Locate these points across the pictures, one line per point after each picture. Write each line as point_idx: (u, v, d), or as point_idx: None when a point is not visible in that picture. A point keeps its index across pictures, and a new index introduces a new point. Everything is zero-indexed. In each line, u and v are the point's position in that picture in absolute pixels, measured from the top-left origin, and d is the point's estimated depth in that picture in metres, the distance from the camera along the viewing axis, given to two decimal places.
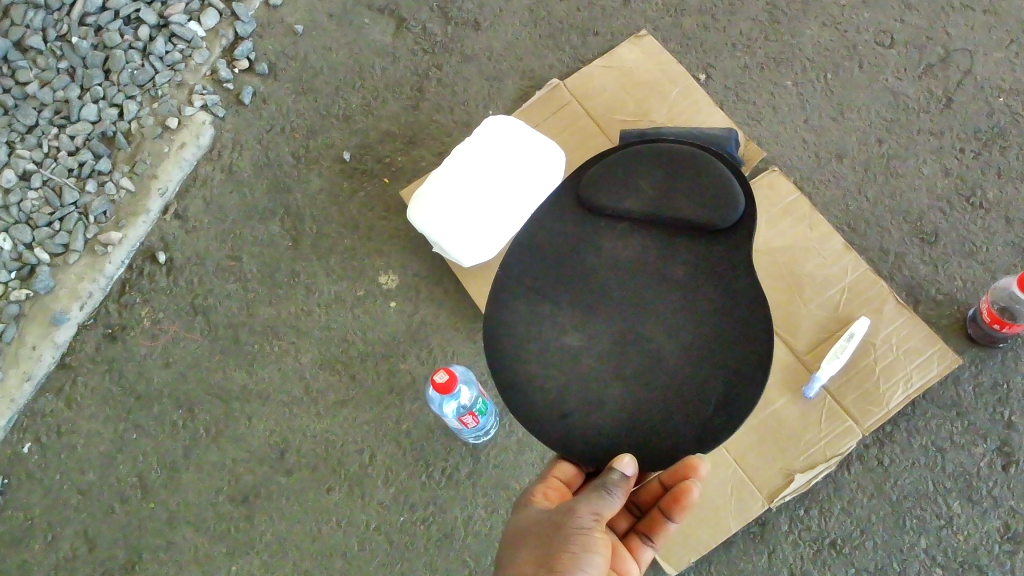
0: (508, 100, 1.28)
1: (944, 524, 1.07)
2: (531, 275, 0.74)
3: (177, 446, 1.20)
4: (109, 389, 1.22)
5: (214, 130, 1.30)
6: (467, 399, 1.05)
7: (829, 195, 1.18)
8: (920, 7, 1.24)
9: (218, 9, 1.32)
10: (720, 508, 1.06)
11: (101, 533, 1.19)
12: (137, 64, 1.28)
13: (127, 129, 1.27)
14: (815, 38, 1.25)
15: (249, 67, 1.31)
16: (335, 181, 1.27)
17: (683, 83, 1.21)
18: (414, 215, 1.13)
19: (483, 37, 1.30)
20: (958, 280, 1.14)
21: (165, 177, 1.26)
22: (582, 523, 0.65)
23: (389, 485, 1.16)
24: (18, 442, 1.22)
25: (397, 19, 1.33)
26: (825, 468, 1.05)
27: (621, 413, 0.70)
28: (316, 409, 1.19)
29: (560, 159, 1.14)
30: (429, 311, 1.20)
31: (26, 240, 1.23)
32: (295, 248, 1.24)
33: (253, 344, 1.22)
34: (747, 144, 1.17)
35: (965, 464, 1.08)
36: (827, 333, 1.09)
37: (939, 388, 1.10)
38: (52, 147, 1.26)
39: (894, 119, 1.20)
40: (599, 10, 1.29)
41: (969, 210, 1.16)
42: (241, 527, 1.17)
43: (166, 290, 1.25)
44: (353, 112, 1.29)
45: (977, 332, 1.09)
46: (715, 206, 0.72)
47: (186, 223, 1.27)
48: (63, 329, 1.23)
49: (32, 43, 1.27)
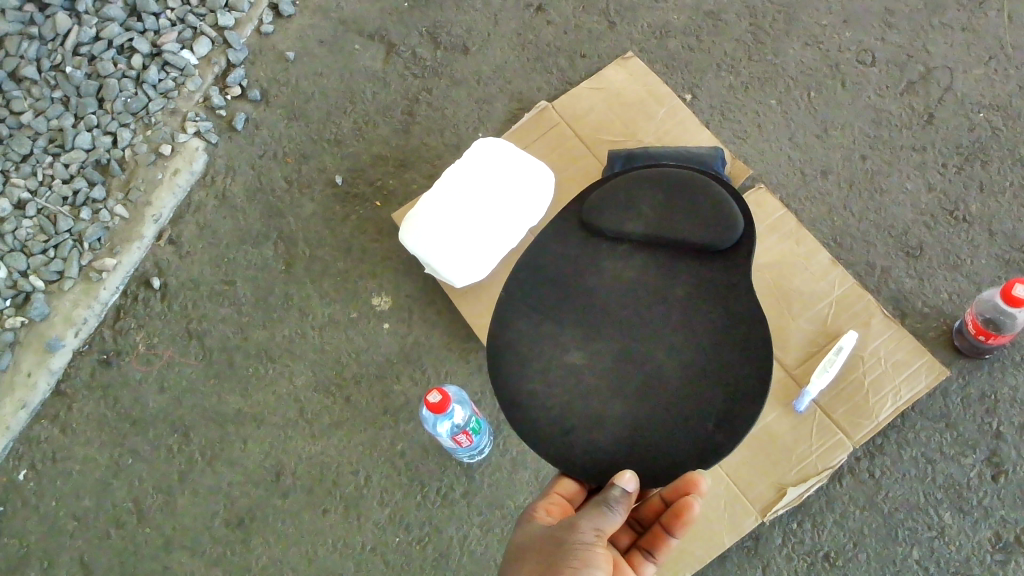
0: (498, 122, 1.30)
1: (936, 534, 1.08)
2: (528, 296, 0.75)
3: (173, 470, 1.20)
4: (105, 414, 1.23)
5: (208, 156, 1.31)
6: (461, 418, 1.06)
7: (816, 212, 1.21)
8: (900, 27, 1.27)
9: (210, 37, 1.33)
10: (714, 523, 1.07)
11: (96, 559, 1.19)
12: (131, 92, 1.29)
13: (120, 156, 1.28)
14: (798, 57, 1.27)
15: (241, 94, 1.33)
16: (328, 205, 1.28)
17: (670, 103, 1.23)
18: (406, 237, 1.14)
19: (472, 61, 1.32)
20: (944, 293, 1.16)
21: (158, 204, 1.27)
22: (584, 539, 0.66)
23: (386, 505, 1.17)
24: (13, 469, 1.22)
25: (387, 44, 1.34)
26: (817, 481, 1.06)
27: (618, 432, 0.71)
28: (312, 431, 1.20)
29: (549, 181, 1.16)
30: (423, 332, 1.21)
31: (22, 268, 1.23)
32: (289, 272, 1.25)
33: (247, 368, 1.22)
34: (734, 162, 1.19)
35: (955, 475, 1.09)
36: (816, 347, 1.11)
37: (928, 400, 1.12)
38: (46, 175, 1.26)
39: (876, 135, 1.23)
40: (587, 33, 1.32)
41: (953, 224, 1.18)
42: (238, 551, 1.17)
43: (161, 315, 1.25)
44: (345, 137, 1.31)
45: (963, 344, 1.11)
46: (716, 228, 0.73)
47: (179, 248, 1.27)
48: (58, 355, 1.23)
49: (26, 73, 1.29)
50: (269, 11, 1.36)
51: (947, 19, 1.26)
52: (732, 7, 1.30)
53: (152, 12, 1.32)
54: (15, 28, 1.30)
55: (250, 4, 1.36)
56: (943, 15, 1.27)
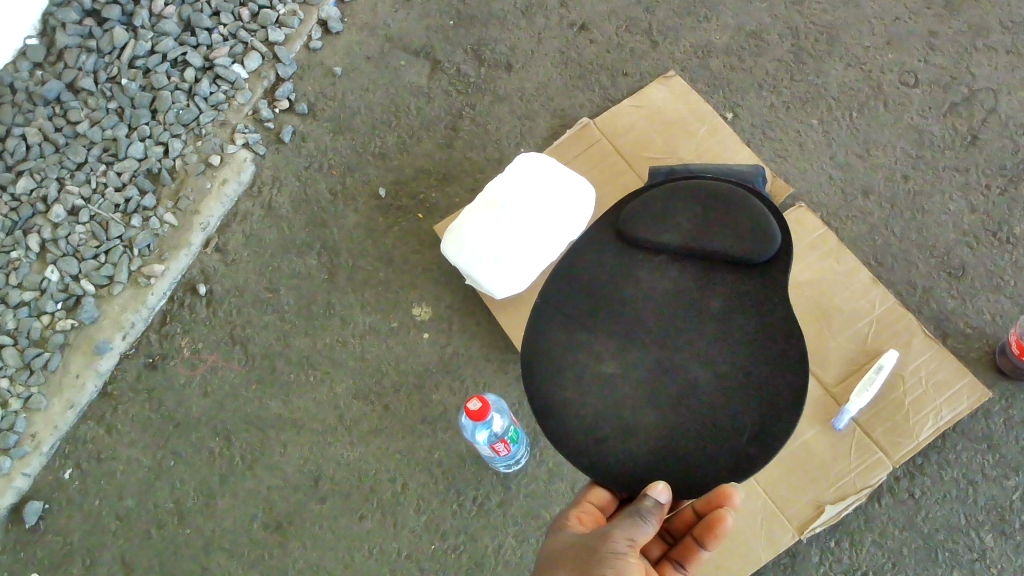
0: (541, 137, 1.32)
1: (977, 557, 1.07)
2: (571, 302, 0.77)
3: (215, 473, 1.22)
4: (150, 417, 1.25)
5: (255, 167, 1.34)
6: (499, 427, 1.07)
7: (856, 231, 1.20)
8: (943, 49, 1.27)
9: (261, 52, 1.37)
10: (750, 539, 1.07)
11: (138, 558, 1.21)
12: (183, 104, 1.33)
13: (171, 166, 1.32)
14: (840, 78, 1.28)
15: (289, 107, 1.36)
16: (371, 216, 1.30)
17: (710, 122, 1.24)
18: (450, 250, 1.16)
19: (515, 78, 1.34)
20: (986, 313, 1.15)
21: (207, 213, 1.31)
22: (616, 548, 0.67)
23: (422, 512, 1.18)
24: (59, 468, 1.24)
25: (432, 61, 1.37)
26: (855, 501, 1.06)
27: (656, 438, 0.72)
28: (350, 437, 1.22)
29: (590, 197, 1.18)
30: (462, 342, 1.23)
31: (73, 272, 1.26)
32: (332, 281, 1.28)
33: (289, 373, 1.25)
34: (774, 180, 1.20)
35: (997, 498, 1.08)
36: (855, 366, 1.11)
37: (969, 421, 1.11)
38: (100, 183, 1.30)
39: (919, 155, 1.23)
40: (629, 52, 1.33)
41: (997, 245, 1.18)
42: (276, 554, 1.19)
43: (206, 321, 1.28)
44: (389, 150, 1.33)
45: (1006, 364, 1.11)
46: (752, 243, 0.74)
47: (226, 256, 1.31)
48: (106, 358, 1.26)
49: (83, 84, 1.33)
50: (318, 28, 1.40)
51: (992, 42, 1.27)
52: (775, 28, 1.31)
53: (205, 27, 1.36)
54: (75, 41, 1.35)
55: (300, 20, 1.39)
56: (987, 37, 1.27)
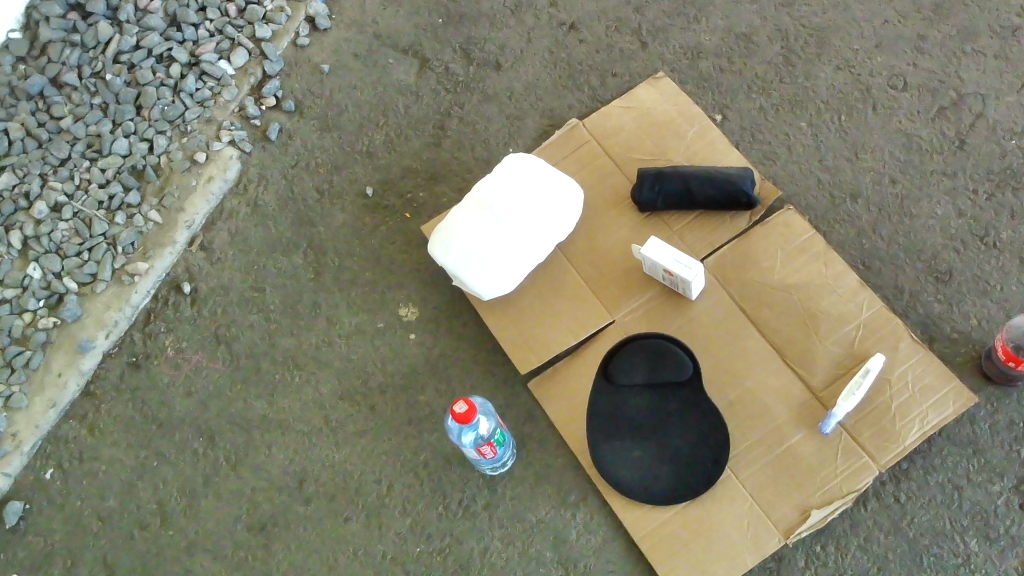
0: (529, 138, 1.31)
1: (962, 562, 1.07)
2: None
3: (199, 474, 1.21)
4: (133, 416, 1.24)
5: (241, 165, 1.33)
6: (485, 429, 1.07)
7: (845, 234, 1.20)
8: (932, 53, 1.27)
9: (247, 49, 1.36)
10: (737, 543, 1.07)
11: (120, 559, 1.19)
12: (168, 100, 1.32)
13: (156, 163, 1.30)
14: (829, 81, 1.28)
15: (276, 104, 1.35)
16: (358, 215, 1.29)
17: (700, 123, 1.24)
18: (437, 250, 1.16)
19: (504, 77, 1.34)
20: (973, 318, 1.15)
21: (192, 210, 1.30)
22: None
23: (406, 515, 1.17)
24: (40, 468, 1.23)
25: (420, 60, 1.36)
26: (841, 505, 1.06)
27: None
28: (335, 438, 1.21)
29: (578, 198, 1.17)
30: (449, 344, 1.22)
31: (56, 269, 1.25)
32: (319, 280, 1.27)
33: (274, 373, 1.24)
34: (763, 182, 1.20)
35: (982, 502, 1.08)
36: (843, 369, 1.11)
37: (955, 425, 1.11)
38: (83, 180, 1.28)
39: (907, 159, 1.23)
40: (619, 52, 1.33)
41: (984, 250, 1.18)
42: (259, 557, 1.17)
43: (190, 320, 1.27)
44: (376, 149, 1.33)
45: (992, 369, 1.11)
46: None
47: (211, 254, 1.29)
48: (88, 357, 1.25)
49: (67, 79, 1.31)
50: (306, 24, 1.38)
51: (980, 46, 1.27)
52: (765, 30, 1.31)
53: (191, 23, 1.34)
54: (58, 35, 1.34)
55: (287, 17, 1.38)
56: (975, 42, 1.27)
